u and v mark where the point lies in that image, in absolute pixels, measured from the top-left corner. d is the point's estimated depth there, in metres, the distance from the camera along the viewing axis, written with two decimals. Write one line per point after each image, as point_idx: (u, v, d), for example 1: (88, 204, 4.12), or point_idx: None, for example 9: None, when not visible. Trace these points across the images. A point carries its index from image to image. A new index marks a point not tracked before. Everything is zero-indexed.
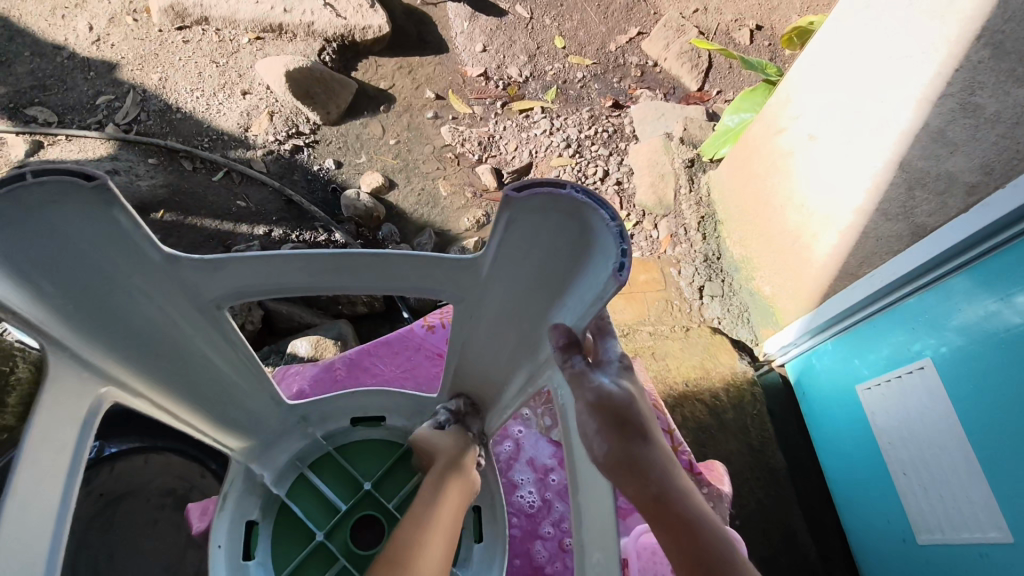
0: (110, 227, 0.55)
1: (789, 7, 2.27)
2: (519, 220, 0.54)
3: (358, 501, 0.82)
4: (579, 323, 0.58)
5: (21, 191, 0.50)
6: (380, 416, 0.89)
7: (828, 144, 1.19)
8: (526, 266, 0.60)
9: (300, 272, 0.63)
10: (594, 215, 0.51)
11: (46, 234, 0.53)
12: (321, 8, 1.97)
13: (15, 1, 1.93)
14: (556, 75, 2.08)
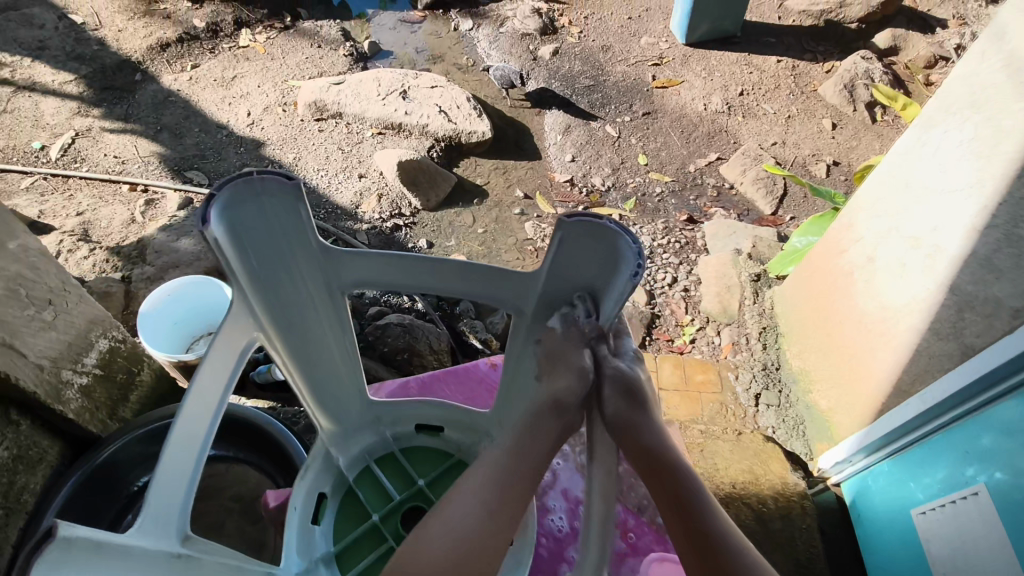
0: (295, 217, 0.73)
1: (867, 148, 2.40)
2: (572, 241, 0.75)
3: (412, 494, 0.94)
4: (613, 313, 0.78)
5: (245, 183, 0.68)
6: (438, 426, 1.01)
7: (886, 263, 1.27)
8: (573, 280, 0.80)
9: (416, 273, 0.81)
10: (620, 241, 0.72)
11: (251, 220, 0.71)
12: (436, 113, 2.30)
13: (197, 88, 2.38)
14: (636, 188, 2.27)
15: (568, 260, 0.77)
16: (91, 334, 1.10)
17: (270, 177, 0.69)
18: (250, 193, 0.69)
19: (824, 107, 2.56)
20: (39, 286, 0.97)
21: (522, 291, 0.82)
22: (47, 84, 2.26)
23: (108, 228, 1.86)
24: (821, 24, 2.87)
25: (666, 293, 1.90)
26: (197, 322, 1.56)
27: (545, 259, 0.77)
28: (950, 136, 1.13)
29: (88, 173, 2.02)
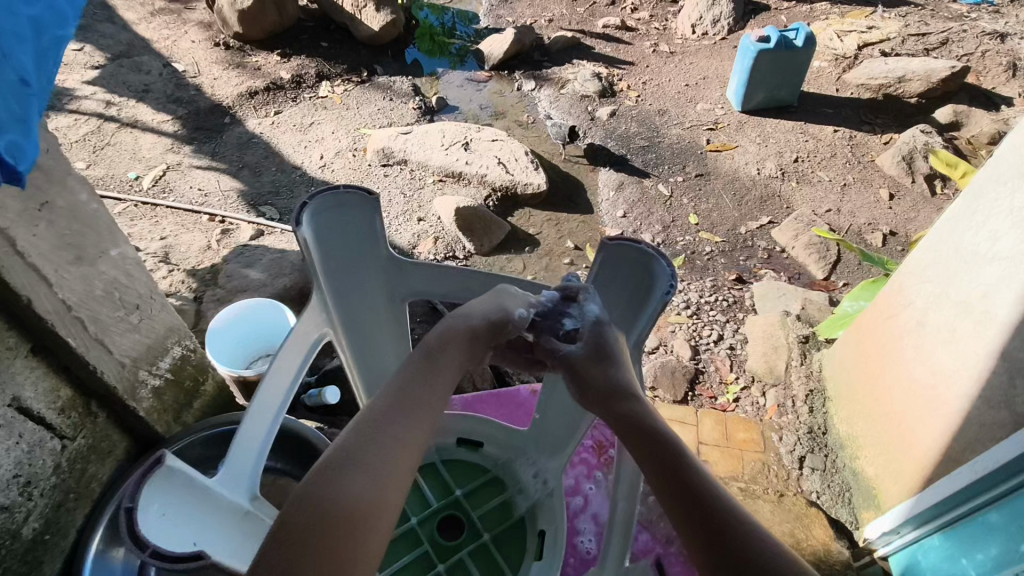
0: (374, 230, 1.03)
1: (925, 220, 2.37)
2: (610, 259, 1.04)
3: (449, 503, 1.07)
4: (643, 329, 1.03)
5: (332, 194, 0.98)
6: (479, 443, 1.12)
7: (933, 327, 1.26)
8: (610, 298, 1.06)
9: (472, 287, 1.07)
10: (655, 263, 1.00)
11: (346, 221, 1.01)
12: (495, 165, 2.42)
13: (277, 132, 2.58)
14: (686, 246, 2.30)
15: (608, 281, 1.06)
16: (168, 340, 1.18)
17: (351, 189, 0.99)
18: (341, 199, 1.00)
19: (881, 178, 2.56)
20: (131, 291, 1.06)
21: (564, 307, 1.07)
22: (148, 123, 2.51)
23: (186, 253, 2.01)
24: (879, 98, 2.90)
25: (710, 349, 1.90)
26: (258, 342, 1.64)
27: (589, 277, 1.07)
28: (1001, 206, 1.14)
29: (174, 202, 2.20)
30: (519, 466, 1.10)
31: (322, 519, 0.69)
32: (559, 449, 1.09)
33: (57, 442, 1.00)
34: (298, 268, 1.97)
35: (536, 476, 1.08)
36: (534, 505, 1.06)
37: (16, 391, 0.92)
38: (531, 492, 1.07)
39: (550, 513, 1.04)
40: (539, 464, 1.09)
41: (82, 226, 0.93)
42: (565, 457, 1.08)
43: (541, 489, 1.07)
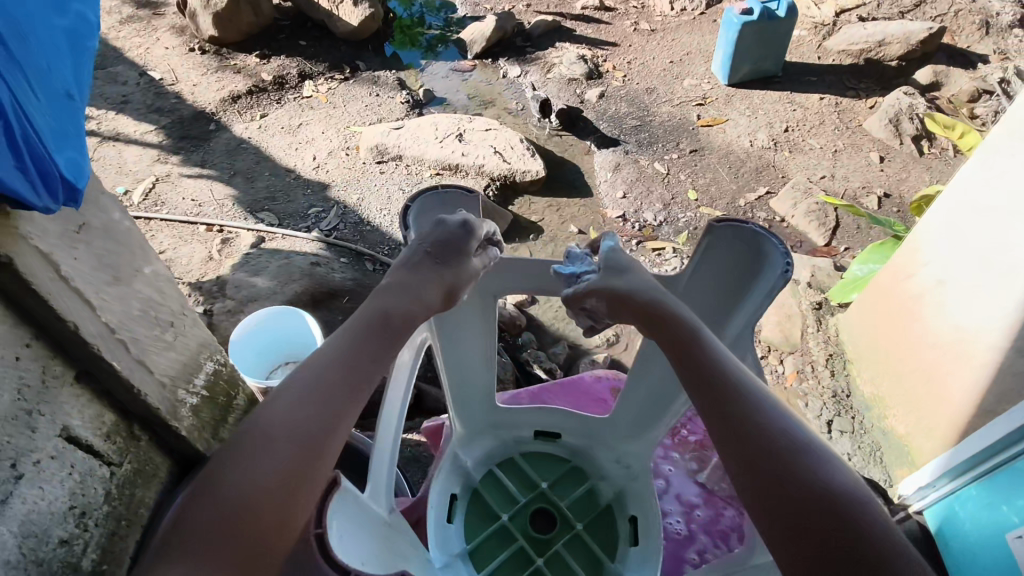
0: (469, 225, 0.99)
1: (917, 180, 2.42)
2: (713, 244, 0.90)
3: (535, 496, 1.09)
4: (754, 314, 0.89)
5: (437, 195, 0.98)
6: (556, 433, 1.15)
7: (955, 287, 1.29)
8: (710, 282, 0.93)
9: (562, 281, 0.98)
10: (766, 242, 0.85)
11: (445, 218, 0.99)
12: (492, 154, 2.41)
13: (266, 136, 2.53)
14: (688, 222, 2.31)
15: (710, 264, 0.92)
16: (200, 356, 1.16)
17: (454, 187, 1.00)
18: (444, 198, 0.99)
19: (870, 142, 2.60)
20: (165, 309, 1.04)
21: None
22: (130, 135, 2.43)
23: (188, 265, 1.96)
24: (860, 63, 2.94)
25: None
26: (275, 352, 1.62)
27: (690, 263, 0.93)
28: (1016, 163, 1.17)
29: (168, 214, 2.14)
30: (598, 452, 1.14)
31: (234, 521, 0.63)
32: (638, 433, 1.12)
33: (106, 469, 0.96)
34: (306, 273, 1.93)
35: (619, 460, 1.12)
36: (620, 491, 1.10)
37: (65, 420, 0.88)
38: (615, 478, 1.11)
39: (638, 496, 1.08)
40: (621, 448, 1.12)
41: (116, 245, 0.93)
42: (645, 442, 1.11)
43: (625, 473, 1.11)
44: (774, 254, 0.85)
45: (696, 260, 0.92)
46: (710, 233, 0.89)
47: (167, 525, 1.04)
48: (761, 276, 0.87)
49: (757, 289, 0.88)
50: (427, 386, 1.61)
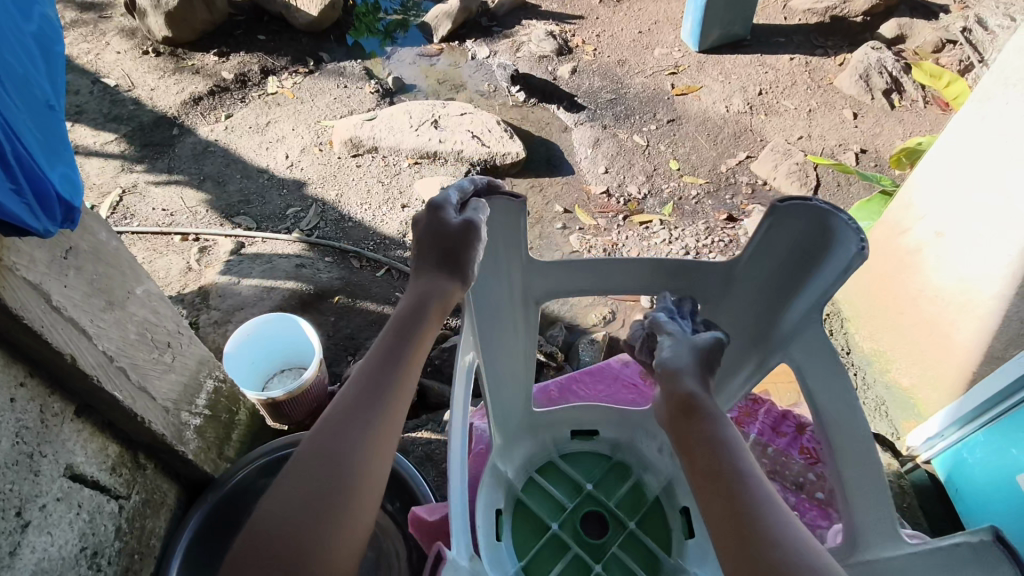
0: (513, 231, 0.86)
1: (891, 134, 2.44)
2: (777, 224, 0.80)
3: (583, 499, 1.10)
4: (822, 298, 0.81)
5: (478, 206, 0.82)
6: (593, 430, 1.17)
7: (957, 236, 1.31)
8: (775, 260, 0.85)
9: (610, 277, 0.93)
10: (833, 218, 0.75)
11: (496, 227, 0.85)
12: (470, 139, 2.36)
13: (233, 137, 2.44)
14: (672, 193, 2.31)
15: (772, 244, 0.83)
16: (200, 374, 1.13)
17: (498, 195, 0.81)
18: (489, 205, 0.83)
19: (843, 99, 2.61)
20: (160, 329, 1.01)
21: (712, 281, 0.93)
22: (90, 146, 2.32)
23: (167, 278, 1.88)
24: (826, 21, 2.95)
25: None
26: (269, 362, 1.58)
27: (749, 245, 0.85)
28: (1013, 111, 1.18)
29: (140, 226, 2.05)
30: (641, 444, 1.14)
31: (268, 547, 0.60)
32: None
33: (114, 503, 0.94)
34: (292, 276, 1.88)
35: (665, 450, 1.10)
36: (669, 482, 1.09)
37: (69, 458, 0.85)
38: (662, 469, 1.10)
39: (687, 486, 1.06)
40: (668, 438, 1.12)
41: (108, 267, 0.89)
42: None
43: (671, 463, 1.10)
44: (847, 232, 0.74)
45: (757, 239, 0.84)
46: (772, 213, 0.79)
47: (179, 550, 1.03)
48: (832, 256, 0.78)
49: (825, 271, 0.79)
50: (430, 382, 1.58)
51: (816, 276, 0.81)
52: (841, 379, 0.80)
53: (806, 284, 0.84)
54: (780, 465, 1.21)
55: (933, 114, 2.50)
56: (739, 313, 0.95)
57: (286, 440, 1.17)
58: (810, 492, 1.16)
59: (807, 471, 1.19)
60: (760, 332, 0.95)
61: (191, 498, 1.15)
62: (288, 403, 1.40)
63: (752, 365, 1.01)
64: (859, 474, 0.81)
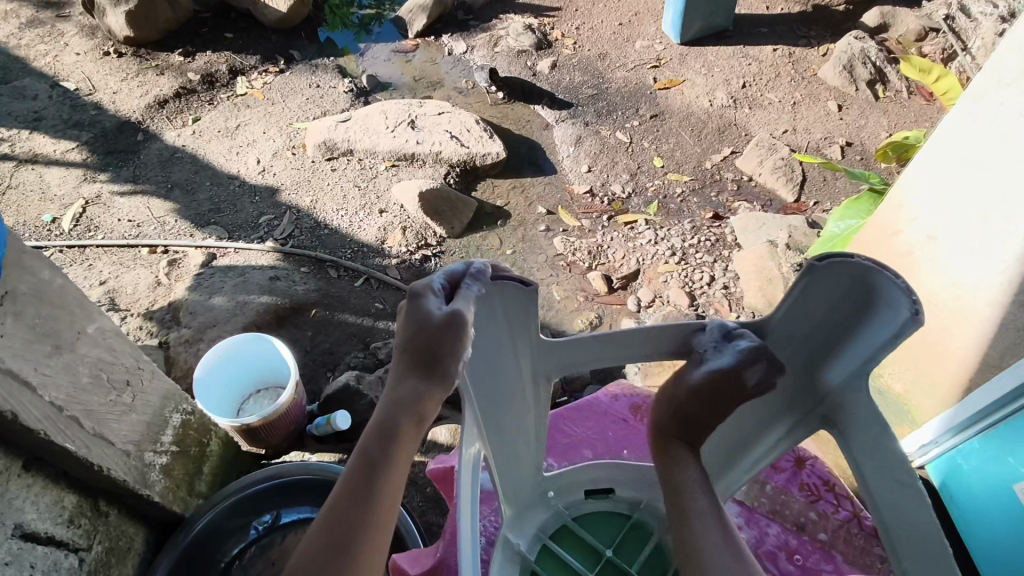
0: (524, 314, 0.81)
1: (876, 125, 2.41)
2: (810, 287, 0.75)
3: (602, 568, 1.00)
4: (864, 363, 0.75)
5: (481, 286, 0.77)
6: (609, 488, 1.08)
7: (949, 241, 1.28)
8: (811, 323, 0.79)
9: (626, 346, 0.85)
10: (879, 276, 0.69)
11: (495, 309, 0.80)
12: (448, 139, 2.29)
13: (202, 141, 2.34)
14: (657, 191, 2.26)
15: (808, 305, 0.77)
16: (166, 410, 1.06)
17: (504, 280, 0.77)
18: (489, 289, 0.78)
19: (827, 90, 2.57)
20: (117, 368, 0.94)
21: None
22: (49, 155, 2.22)
23: (134, 294, 1.80)
24: (809, 10, 2.91)
25: (706, 292, 1.90)
26: (243, 383, 1.51)
27: (782, 305, 0.78)
28: (1007, 114, 1.14)
29: (104, 239, 1.95)
30: (661, 501, 1.06)
31: None
32: (707, 480, 1.04)
33: (73, 557, 0.87)
34: (266, 289, 1.80)
35: None
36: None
37: (18, 517, 0.79)
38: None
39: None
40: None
41: (54, 309, 0.83)
42: (716, 488, 1.04)
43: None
44: (896, 295, 0.69)
45: (789, 302, 0.78)
46: (805, 274, 0.74)
47: None
48: (877, 321, 0.72)
49: (870, 336, 0.73)
50: None
51: (858, 342, 0.75)
52: (891, 460, 0.74)
53: (844, 351, 0.78)
54: (780, 504, 1.11)
55: (917, 105, 2.48)
56: None
57: (268, 473, 1.12)
58: (812, 534, 1.07)
59: (808, 510, 1.09)
60: (789, 400, 0.88)
61: (159, 538, 1.08)
62: (264, 429, 1.34)
63: (781, 432, 0.93)
64: (913, 550, 0.76)
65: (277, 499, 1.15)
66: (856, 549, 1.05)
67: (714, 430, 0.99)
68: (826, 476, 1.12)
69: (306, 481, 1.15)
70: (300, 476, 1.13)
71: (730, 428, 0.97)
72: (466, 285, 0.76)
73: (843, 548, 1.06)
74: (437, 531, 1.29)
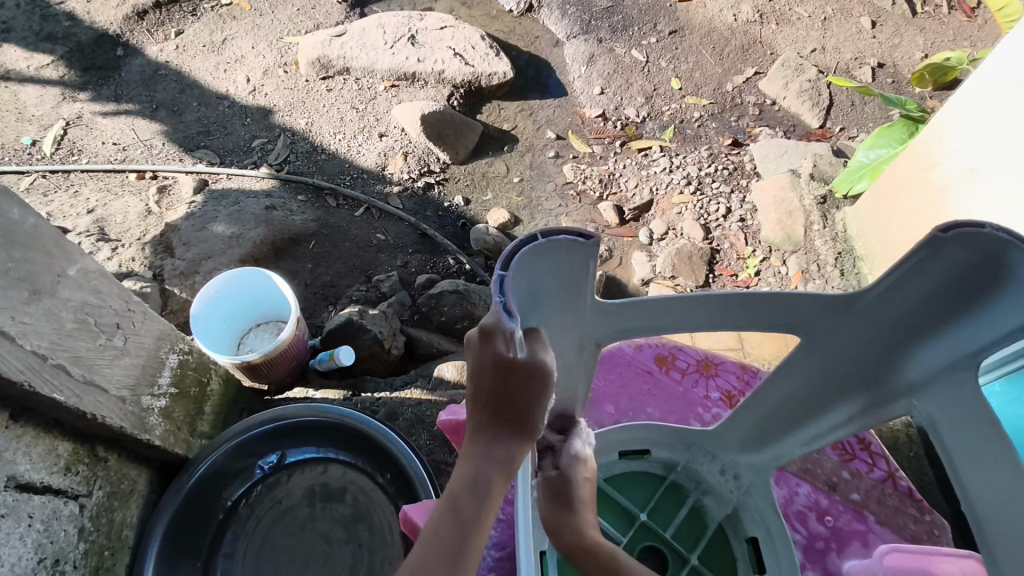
0: (575, 270, 0.62)
1: (912, 44, 2.24)
2: (930, 262, 0.61)
3: (636, 532, 0.91)
4: (987, 344, 0.63)
5: (532, 248, 0.57)
6: (644, 449, 0.96)
7: (997, 178, 1.20)
8: (912, 298, 0.66)
9: (708, 319, 0.73)
10: (1015, 253, 0.56)
11: (539, 276, 0.60)
12: (451, 57, 2.12)
13: (186, 57, 2.18)
14: (673, 115, 2.12)
15: (916, 285, 0.65)
16: (161, 352, 1.01)
17: (557, 236, 0.57)
18: (537, 258, 0.58)
19: (861, 4, 2.35)
20: (105, 311, 0.89)
21: (821, 316, 0.73)
22: (23, 71, 2.06)
23: (124, 223, 1.68)
24: None
25: (722, 225, 1.81)
26: (243, 319, 1.46)
27: (882, 281, 0.66)
28: None
29: (89, 164, 1.84)
30: (699, 464, 0.95)
31: None
32: (755, 444, 0.93)
33: (74, 504, 0.85)
34: (263, 218, 1.71)
35: (725, 472, 0.94)
36: (732, 510, 0.92)
37: (10, 469, 0.75)
38: (725, 495, 0.93)
39: (755, 512, 0.91)
40: (726, 461, 0.95)
41: (29, 251, 0.76)
42: (765, 454, 0.92)
43: (736, 488, 0.93)
44: None
45: (898, 274, 0.65)
46: (927, 246, 0.60)
47: (154, 541, 0.97)
48: (1004, 305, 0.60)
49: (990, 319, 0.61)
50: (415, 333, 1.56)
51: (974, 322, 0.63)
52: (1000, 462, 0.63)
53: (954, 329, 0.65)
54: (811, 463, 1.02)
55: (957, 22, 2.30)
56: (848, 357, 0.76)
57: (269, 416, 1.09)
58: (844, 494, 0.99)
59: (842, 469, 1.02)
60: (871, 372, 0.75)
61: (162, 480, 1.06)
62: (266, 365, 1.30)
63: (852, 408, 0.80)
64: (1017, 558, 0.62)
65: (280, 441, 1.13)
66: (890, 510, 0.98)
67: (779, 394, 0.86)
68: (860, 433, 1.05)
69: (310, 424, 1.12)
70: (306, 420, 1.11)
71: (797, 400, 0.85)
72: (503, 274, 0.54)
73: (876, 507, 0.98)
74: (445, 470, 1.25)
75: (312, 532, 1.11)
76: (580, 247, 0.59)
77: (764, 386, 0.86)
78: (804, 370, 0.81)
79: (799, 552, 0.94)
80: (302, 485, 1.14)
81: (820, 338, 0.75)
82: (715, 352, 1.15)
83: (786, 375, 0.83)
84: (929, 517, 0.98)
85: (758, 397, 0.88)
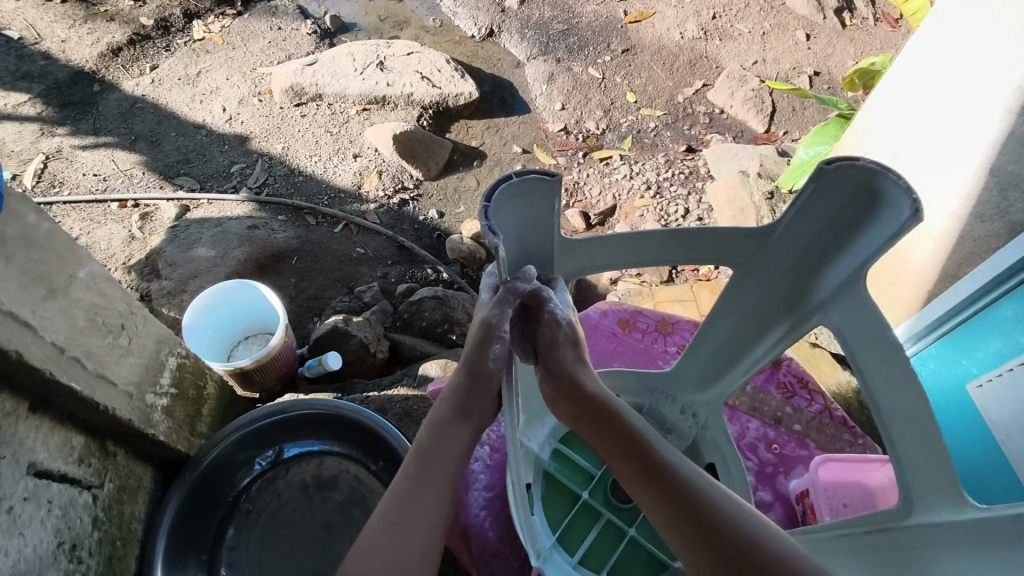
0: (544, 209, 0.78)
1: (843, 54, 2.44)
2: (823, 189, 0.78)
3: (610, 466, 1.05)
4: (868, 258, 0.79)
5: (509, 185, 0.73)
6: (613, 395, 1.10)
7: (914, 161, 1.34)
8: (813, 223, 0.83)
9: (652, 255, 0.89)
10: (883, 177, 0.72)
11: (516, 211, 0.76)
12: (419, 80, 2.24)
13: (162, 90, 2.26)
14: (631, 126, 2.27)
15: (815, 211, 0.81)
16: (162, 353, 1.08)
17: (529, 176, 0.73)
18: (513, 194, 0.74)
19: (796, 19, 2.55)
20: (111, 312, 0.96)
21: (748, 248, 0.90)
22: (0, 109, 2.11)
23: (109, 249, 1.73)
24: None
25: (681, 225, 1.95)
26: (233, 330, 1.52)
27: (788, 211, 0.83)
28: (969, 35, 1.17)
29: (71, 195, 1.89)
30: (662, 407, 1.10)
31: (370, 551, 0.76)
32: (707, 383, 1.08)
33: (87, 494, 0.91)
34: (246, 237, 1.78)
35: (685, 411, 1.09)
36: (692, 443, 1.09)
37: (30, 457, 0.81)
38: (685, 430, 1.09)
39: (713, 443, 1.07)
40: (684, 401, 1.10)
41: (45, 253, 0.84)
42: (715, 391, 1.08)
43: (695, 424, 1.09)
44: (896, 195, 0.72)
45: (800, 202, 0.81)
46: (817, 176, 0.77)
47: (160, 535, 1.02)
48: (881, 220, 0.76)
49: (870, 236, 0.77)
50: (399, 338, 1.63)
51: (861, 239, 0.79)
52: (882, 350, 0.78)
53: (848, 247, 0.81)
54: (759, 402, 1.18)
55: (883, 32, 2.50)
56: (773, 281, 0.92)
57: (269, 409, 1.16)
58: (788, 425, 1.16)
59: (786, 406, 1.17)
60: (791, 295, 0.92)
61: (165, 476, 1.11)
62: (258, 371, 1.36)
63: (781, 332, 0.96)
64: (910, 437, 0.77)
65: (280, 435, 1.19)
66: (828, 437, 1.14)
67: (723, 327, 1.02)
68: (800, 374, 1.20)
69: (308, 415, 1.19)
70: (306, 412, 1.18)
71: (736, 329, 1.01)
72: (487, 203, 0.71)
73: (816, 435, 1.14)
74: None
75: (311, 522, 1.18)
76: (546, 186, 0.75)
77: (709, 321, 1.02)
78: (739, 300, 0.97)
79: (753, 476, 1.10)
80: (300, 473, 1.21)
81: (750, 267, 0.92)
82: (672, 314, 1.27)
83: (724, 306, 0.99)
84: (861, 440, 1.13)
85: (705, 333, 1.04)
